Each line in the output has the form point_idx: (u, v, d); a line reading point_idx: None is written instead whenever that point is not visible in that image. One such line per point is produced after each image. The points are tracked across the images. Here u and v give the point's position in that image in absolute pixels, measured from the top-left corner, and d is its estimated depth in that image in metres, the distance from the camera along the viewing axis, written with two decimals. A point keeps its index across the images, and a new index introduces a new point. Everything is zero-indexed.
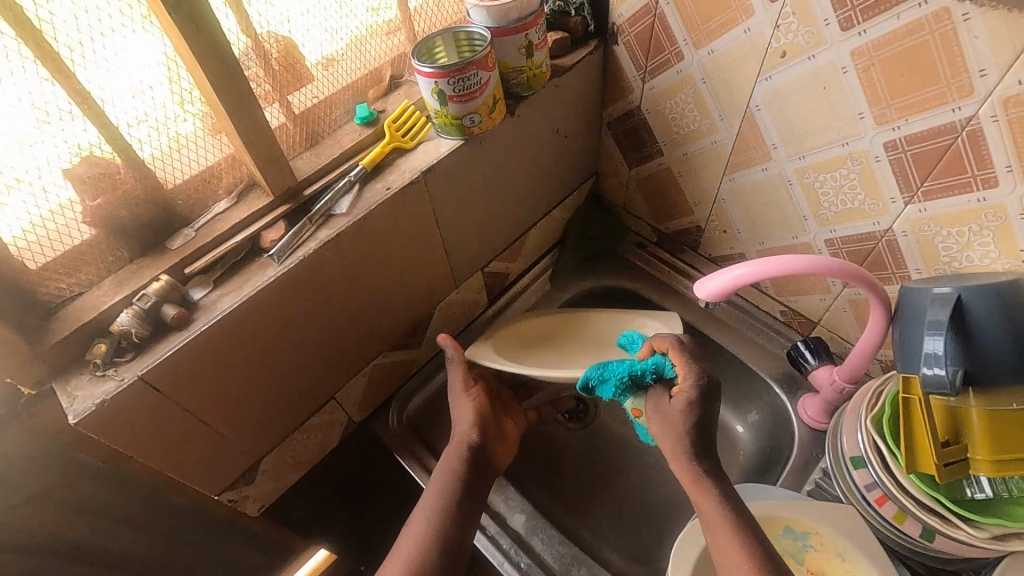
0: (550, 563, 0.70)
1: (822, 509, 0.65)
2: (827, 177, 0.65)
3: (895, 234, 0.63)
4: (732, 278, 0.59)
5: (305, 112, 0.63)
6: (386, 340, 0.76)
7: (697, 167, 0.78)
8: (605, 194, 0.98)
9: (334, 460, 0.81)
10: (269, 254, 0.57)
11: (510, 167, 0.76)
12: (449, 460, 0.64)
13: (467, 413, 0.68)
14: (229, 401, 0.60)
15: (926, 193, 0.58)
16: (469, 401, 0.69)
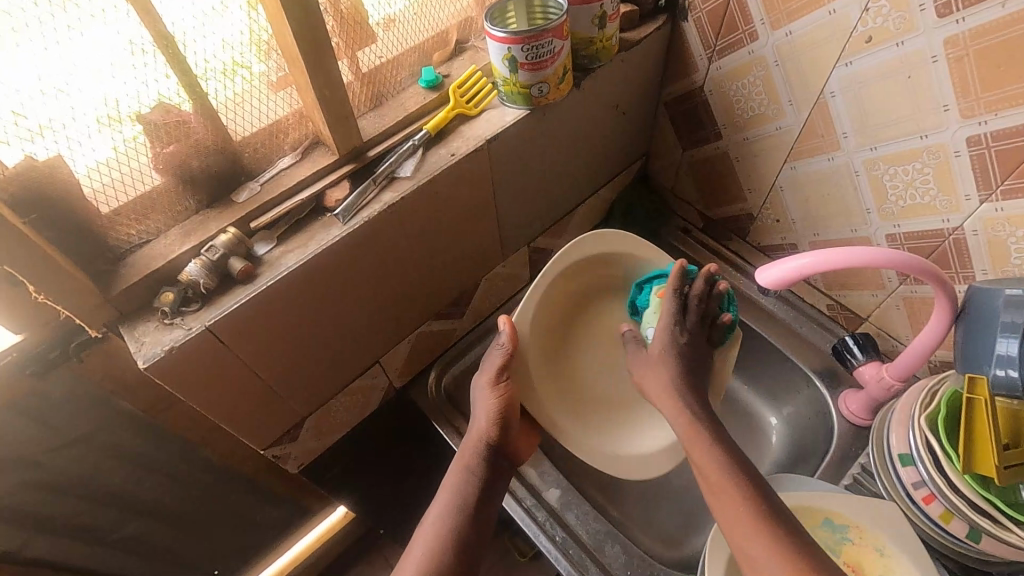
0: (584, 540, 0.71)
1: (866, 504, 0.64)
2: (898, 170, 0.64)
3: (965, 233, 0.62)
4: (797, 267, 0.57)
5: (372, 72, 0.62)
6: (433, 308, 0.76)
7: (757, 153, 0.77)
8: (652, 176, 0.97)
9: (371, 424, 0.82)
10: (334, 214, 0.57)
11: (568, 141, 0.75)
12: (468, 460, 0.63)
13: (490, 411, 0.64)
14: (283, 359, 0.61)
15: (1005, 192, 0.57)
16: (491, 397, 0.64)
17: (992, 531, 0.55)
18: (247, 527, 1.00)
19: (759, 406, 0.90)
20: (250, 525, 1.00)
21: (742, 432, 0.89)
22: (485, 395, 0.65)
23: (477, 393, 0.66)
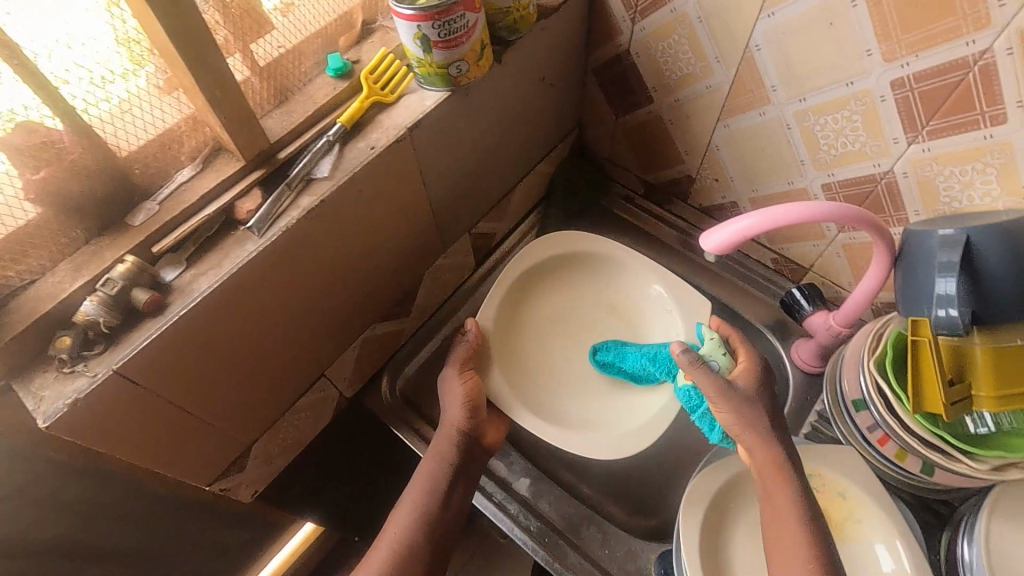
0: (559, 524, 0.70)
1: (821, 451, 0.66)
2: (828, 119, 0.63)
3: (896, 175, 0.62)
4: (740, 229, 0.56)
5: (271, 64, 0.56)
6: (375, 310, 0.72)
7: (690, 114, 0.75)
8: (589, 146, 0.94)
9: (326, 437, 0.78)
10: (247, 226, 0.52)
11: (496, 119, 0.71)
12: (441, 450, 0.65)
13: (457, 398, 0.66)
14: (215, 388, 0.56)
15: (931, 133, 0.57)
16: (459, 384, 0.67)
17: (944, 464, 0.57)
18: (213, 557, 0.95)
19: None
20: (215, 554, 0.95)
21: None
22: (453, 383, 0.68)
23: (447, 382, 0.68)
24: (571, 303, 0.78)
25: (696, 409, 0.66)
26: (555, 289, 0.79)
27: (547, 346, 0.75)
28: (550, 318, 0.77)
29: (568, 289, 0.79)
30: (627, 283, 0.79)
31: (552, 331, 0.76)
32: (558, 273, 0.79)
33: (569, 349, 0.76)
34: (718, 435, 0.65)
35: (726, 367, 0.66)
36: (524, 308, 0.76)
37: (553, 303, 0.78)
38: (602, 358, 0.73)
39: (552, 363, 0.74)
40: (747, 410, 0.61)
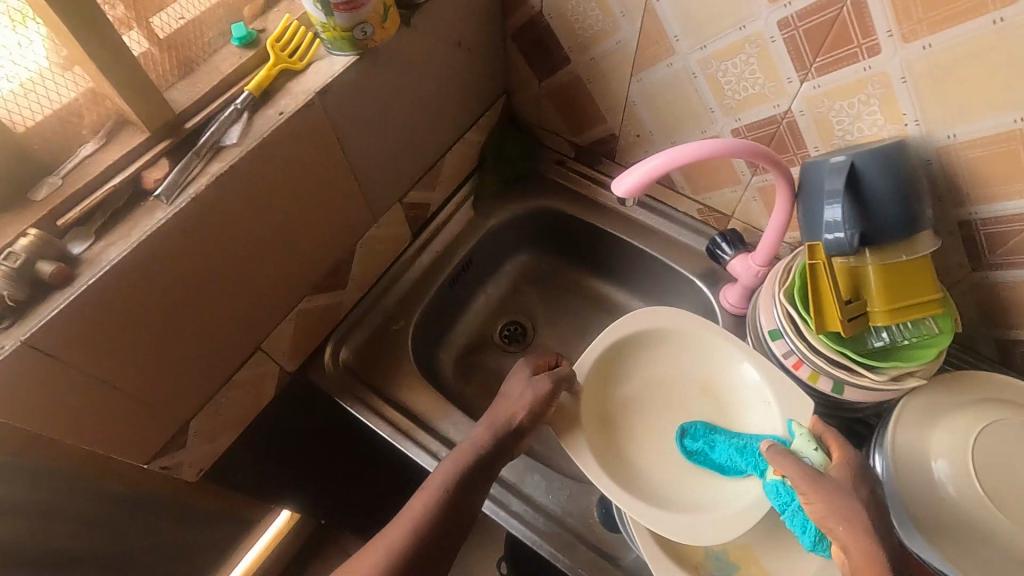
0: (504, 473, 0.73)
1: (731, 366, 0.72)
2: (728, 65, 0.66)
3: (794, 114, 0.65)
4: (647, 170, 0.59)
5: (172, 36, 0.56)
6: (308, 282, 0.72)
7: (606, 72, 0.77)
8: (518, 113, 0.96)
9: (272, 413, 0.78)
10: (155, 195, 0.52)
11: (413, 85, 0.72)
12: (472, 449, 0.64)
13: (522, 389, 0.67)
14: (141, 361, 0.56)
15: (819, 69, 0.60)
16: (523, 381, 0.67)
17: (850, 379, 0.61)
18: None
19: None
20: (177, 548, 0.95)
21: None
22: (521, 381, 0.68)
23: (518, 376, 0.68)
24: (664, 376, 0.73)
25: (786, 507, 0.59)
26: (658, 353, 0.73)
27: (626, 423, 0.70)
28: (633, 388, 0.72)
29: (662, 360, 0.73)
30: (723, 359, 0.72)
31: (628, 403, 0.71)
32: (678, 344, 0.73)
33: (645, 430, 0.70)
34: (812, 539, 0.58)
35: (822, 463, 0.58)
36: (625, 374, 0.72)
37: (644, 373, 0.73)
38: (694, 447, 0.68)
39: (627, 439, 0.69)
40: (845, 504, 0.54)
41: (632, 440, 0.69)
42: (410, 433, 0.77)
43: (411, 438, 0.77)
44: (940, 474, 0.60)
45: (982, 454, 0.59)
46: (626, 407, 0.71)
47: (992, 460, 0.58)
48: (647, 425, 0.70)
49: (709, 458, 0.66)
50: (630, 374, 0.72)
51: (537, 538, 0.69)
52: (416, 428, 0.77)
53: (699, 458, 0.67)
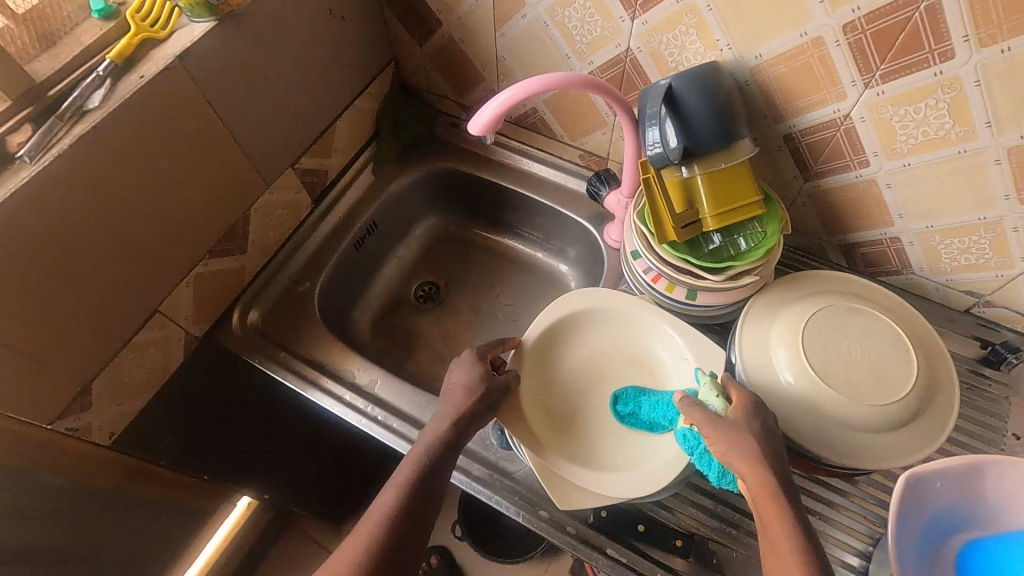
0: (405, 408, 0.80)
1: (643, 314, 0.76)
2: (570, 10, 0.72)
3: (634, 52, 0.72)
4: (493, 108, 0.65)
5: (30, 11, 0.59)
6: (202, 246, 0.76)
7: (473, 30, 0.83)
8: (410, 81, 1.00)
9: (184, 378, 0.82)
10: (19, 156, 0.56)
11: (284, 51, 0.76)
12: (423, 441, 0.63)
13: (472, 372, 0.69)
14: (25, 317, 0.59)
15: (642, 6, 0.67)
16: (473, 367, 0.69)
17: (695, 283, 0.68)
18: None
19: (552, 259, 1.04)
20: None
21: (549, 287, 1.03)
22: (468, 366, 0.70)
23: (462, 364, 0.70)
24: (593, 353, 0.76)
25: (695, 449, 0.64)
26: (587, 332, 0.77)
27: (561, 401, 0.73)
28: (565, 367, 0.75)
29: (591, 337, 0.76)
30: (645, 328, 0.75)
31: (560, 382, 0.74)
32: (605, 318, 0.77)
33: (580, 404, 0.73)
34: (719, 475, 0.62)
35: (721, 409, 0.62)
36: (556, 356, 0.75)
37: (573, 352, 0.76)
38: (623, 409, 0.72)
39: (565, 413, 0.73)
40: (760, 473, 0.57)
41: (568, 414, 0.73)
42: (317, 382, 0.82)
43: (318, 386, 0.82)
44: (778, 360, 0.66)
45: (811, 337, 0.65)
46: (561, 386, 0.74)
47: (820, 339, 0.65)
48: (581, 398, 0.74)
49: (636, 416, 0.71)
50: (561, 355, 0.76)
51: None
52: (322, 376, 0.82)
53: (630, 419, 0.71)
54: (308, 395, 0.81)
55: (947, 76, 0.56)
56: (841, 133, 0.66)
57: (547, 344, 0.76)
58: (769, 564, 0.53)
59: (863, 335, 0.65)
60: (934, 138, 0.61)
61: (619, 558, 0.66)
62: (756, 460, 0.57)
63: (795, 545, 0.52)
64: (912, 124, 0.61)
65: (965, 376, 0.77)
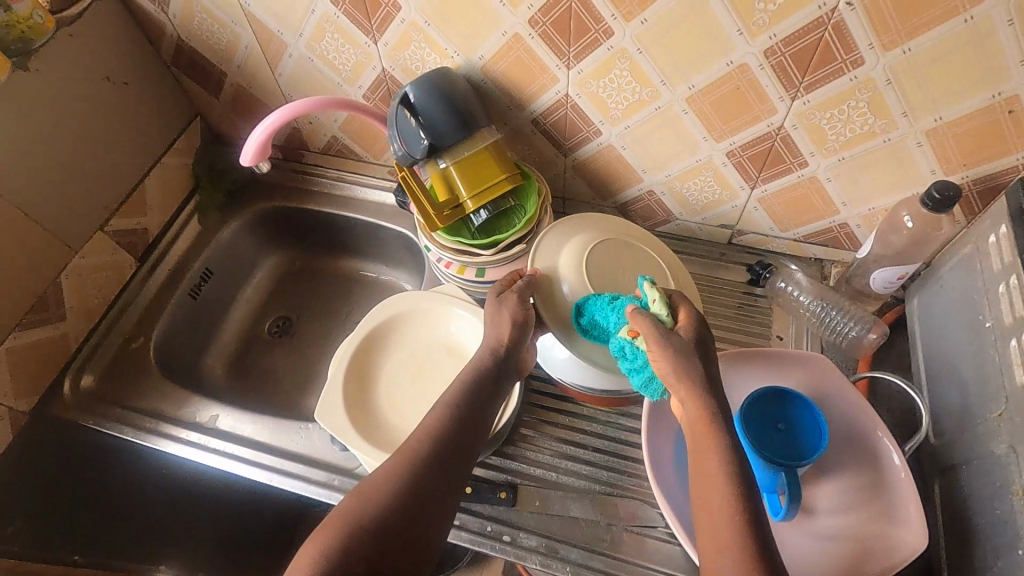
0: (250, 435, 0.83)
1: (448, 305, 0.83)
2: (324, 44, 0.80)
3: (388, 70, 0.81)
4: (254, 142, 0.73)
5: None
6: (8, 319, 0.77)
7: (255, 74, 0.89)
8: (221, 132, 1.05)
9: (19, 455, 0.81)
10: None
11: (62, 120, 0.80)
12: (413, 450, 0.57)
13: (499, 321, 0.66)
14: None
15: (377, 30, 0.76)
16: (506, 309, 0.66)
17: (475, 260, 0.75)
18: None
19: (396, 273, 1.10)
20: None
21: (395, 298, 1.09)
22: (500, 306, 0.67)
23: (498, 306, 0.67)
24: (411, 351, 0.83)
25: (631, 361, 0.60)
26: (404, 333, 0.84)
27: (384, 397, 0.79)
28: (386, 367, 0.81)
29: (408, 338, 0.83)
30: (455, 320, 0.83)
31: (383, 382, 0.80)
32: (418, 319, 0.84)
33: (402, 398, 0.79)
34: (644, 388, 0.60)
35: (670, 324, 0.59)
36: (377, 359, 0.82)
37: (393, 353, 0.82)
38: (584, 320, 0.64)
39: (388, 407, 0.78)
40: (712, 417, 0.54)
41: (391, 407, 0.78)
42: (158, 429, 0.84)
43: (160, 433, 0.83)
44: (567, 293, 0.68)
45: (594, 272, 0.69)
46: (383, 384, 0.80)
47: (602, 273, 0.69)
48: (403, 392, 0.79)
49: (593, 326, 0.64)
50: (381, 358, 0.82)
51: (279, 460, 0.80)
52: (164, 423, 0.84)
53: (590, 334, 0.64)
54: (151, 444, 0.83)
55: (617, 48, 0.67)
56: (570, 110, 0.77)
57: (367, 350, 0.82)
58: (697, 485, 0.53)
59: (635, 262, 0.71)
60: (633, 101, 0.72)
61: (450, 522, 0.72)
62: (696, 383, 0.55)
63: (720, 471, 0.51)
64: (615, 92, 0.72)
65: (740, 297, 0.87)
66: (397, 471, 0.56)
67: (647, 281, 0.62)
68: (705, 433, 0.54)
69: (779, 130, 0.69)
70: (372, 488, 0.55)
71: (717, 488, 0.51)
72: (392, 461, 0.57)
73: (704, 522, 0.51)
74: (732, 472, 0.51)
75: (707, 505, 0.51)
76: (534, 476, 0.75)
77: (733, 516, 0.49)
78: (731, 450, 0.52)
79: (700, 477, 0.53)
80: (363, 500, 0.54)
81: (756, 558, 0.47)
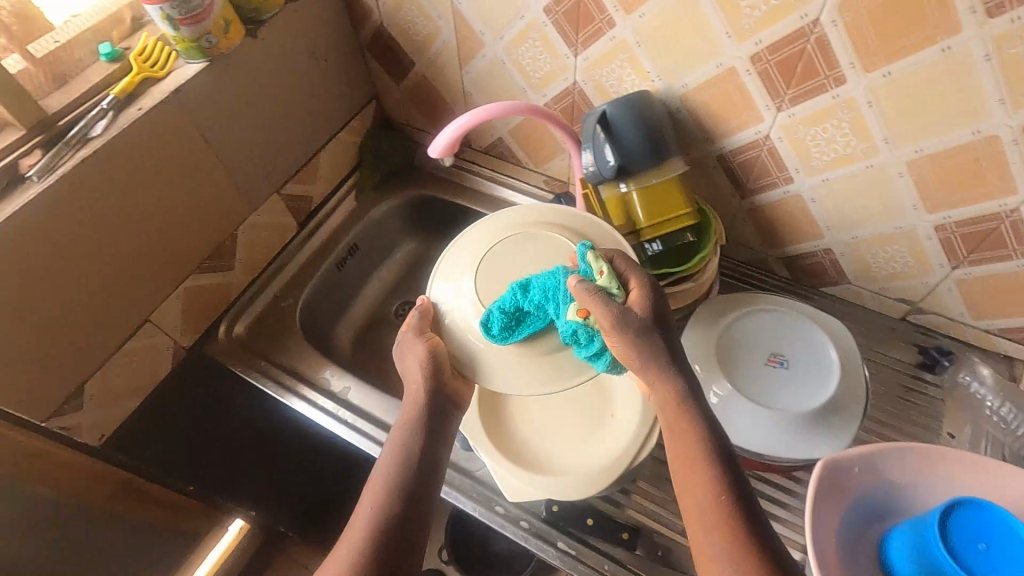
0: (377, 413, 0.85)
1: None
2: (523, 49, 0.81)
3: (580, 84, 0.80)
4: (451, 132, 0.74)
5: (47, 56, 0.69)
6: (190, 262, 0.83)
7: (443, 69, 0.92)
8: (390, 116, 1.09)
9: (173, 385, 0.88)
10: (29, 176, 0.63)
11: (269, 87, 0.85)
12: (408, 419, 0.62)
13: (418, 359, 0.62)
14: (26, 316, 0.66)
15: (582, 43, 0.75)
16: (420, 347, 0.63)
17: None
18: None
19: None
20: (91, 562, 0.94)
21: None
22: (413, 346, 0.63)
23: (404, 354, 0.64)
24: None
25: (586, 344, 0.59)
26: None
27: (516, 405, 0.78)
28: None
29: None
30: None
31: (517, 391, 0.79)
32: None
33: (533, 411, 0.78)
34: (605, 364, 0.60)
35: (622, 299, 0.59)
36: None
37: None
38: (496, 329, 0.61)
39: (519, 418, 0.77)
40: (682, 403, 0.58)
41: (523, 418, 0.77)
42: (295, 389, 0.87)
43: (297, 393, 0.87)
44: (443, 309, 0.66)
45: (489, 261, 0.66)
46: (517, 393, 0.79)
47: (496, 270, 0.65)
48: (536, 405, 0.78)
49: (510, 328, 0.61)
50: None
51: None
52: (301, 384, 0.88)
53: (511, 336, 0.61)
54: (288, 402, 0.87)
55: (843, 98, 0.63)
56: (764, 152, 0.73)
57: None
58: (678, 470, 0.56)
59: (535, 259, 0.66)
60: (842, 154, 0.68)
61: (567, 549, 0.70)
62: (660, 368, 0.59)
63: None
64: (823, 142, 0.68)
65: (907, 382, 0.80)
66: (405, 436, 0.60)
67: (586, 248, 0.62)
68: (684, 416, 0.57)
69: (1013, 213, 0.62)
70: (388, 457, 0.59)
71: (699, 478, 0.54)
72: (400, 434, 0.61)
73: (687, 508, 0.54)
74: (711, 471, 0.54)
75: (690, 491, 0.54)
76: (660, 523, 0.72)
77: (721, 510, 0.52)
78: (709, 441, 0.55)
79: (682, 464, 0.56)
80: (388, 469, 0.58)
81: (750, 538, 0.50)
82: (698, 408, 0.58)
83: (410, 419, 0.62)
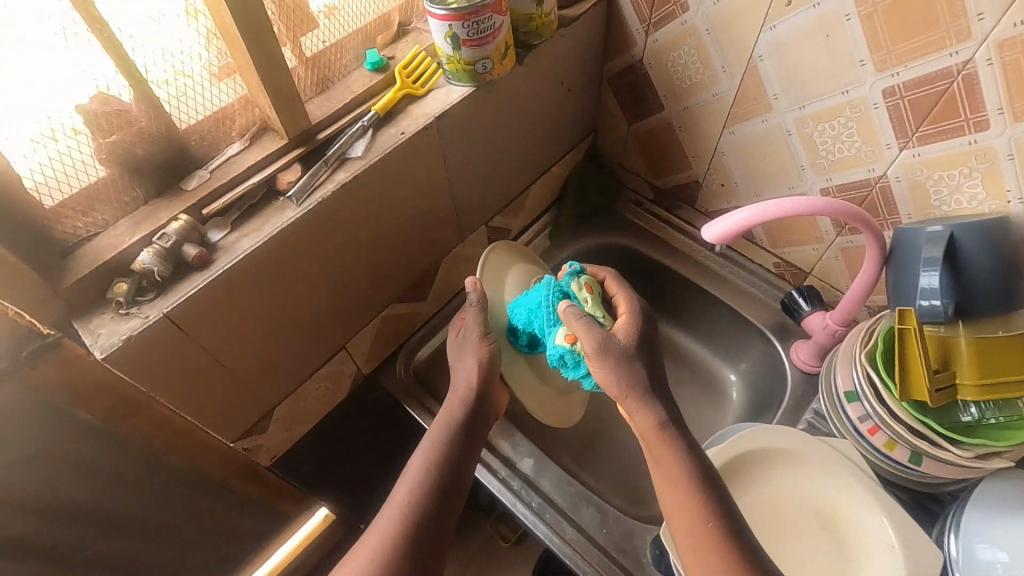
0: (559, 502, 0.73)
1: (841, 462, 0.68)
2: (826, 126, 0.67)
3: (890, 180, 0.66)
4: (737, 222, 0.59)
5: (316, 57, 0.62)
6: (393, 291, 0.77)
7: (699, 123, 0.80)
8: (602, 151, 0.99)
9: (341, 409, 0.82)
10: (287, 196, 0.57)
11: (515, 115, 0.76)
12: (452, 411, 0.61)
13: (475, 362, 0.63)
14: (246, 340, 0.60)
15: (921, 138, 0.61)
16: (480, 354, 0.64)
17: (929, 451, 0.60)
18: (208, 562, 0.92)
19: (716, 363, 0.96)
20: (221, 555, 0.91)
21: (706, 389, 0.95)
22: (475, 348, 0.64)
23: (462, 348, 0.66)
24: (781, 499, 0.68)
25: (575, 367, 0.63)
26: (779, 475, 0.69)
27: None
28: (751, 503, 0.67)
29: (781, 481, 0.69)
30: (850, 494, 0.66)
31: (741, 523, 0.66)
32: (802, 466, 0.69)
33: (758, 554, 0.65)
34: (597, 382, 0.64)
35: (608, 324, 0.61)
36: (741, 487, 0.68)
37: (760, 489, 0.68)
38: (523, 340, 0.69)
39: None
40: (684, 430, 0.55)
41: None
42: None
43: None
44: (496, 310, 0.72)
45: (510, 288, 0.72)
46: None
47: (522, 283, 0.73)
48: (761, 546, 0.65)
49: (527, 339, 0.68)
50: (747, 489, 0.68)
51: (581, 539, 0.70)
52: None
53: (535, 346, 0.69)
54: None
55: None
56: None
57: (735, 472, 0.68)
58: (663, 491, 0.54)
59: None
60: None
61: None
62: (650, 386, 0.57)
63: None
64: None
65: None
66: (448, 424, 0.60)
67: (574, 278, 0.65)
68: (681, 438, 0.55)
69: None
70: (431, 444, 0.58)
71: (688, 509, 0.51)
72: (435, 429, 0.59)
73: (687, 546, 0.50)
74: (710, 507, 0.51)
75: (675, 517, 0.51)
76: None
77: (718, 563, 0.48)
78: (691, 460, 0.53)
79: (673, 496, 0.52)
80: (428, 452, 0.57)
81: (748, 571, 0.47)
82: (690, 445, 0.54)
83: (453, 410, 0.61)
